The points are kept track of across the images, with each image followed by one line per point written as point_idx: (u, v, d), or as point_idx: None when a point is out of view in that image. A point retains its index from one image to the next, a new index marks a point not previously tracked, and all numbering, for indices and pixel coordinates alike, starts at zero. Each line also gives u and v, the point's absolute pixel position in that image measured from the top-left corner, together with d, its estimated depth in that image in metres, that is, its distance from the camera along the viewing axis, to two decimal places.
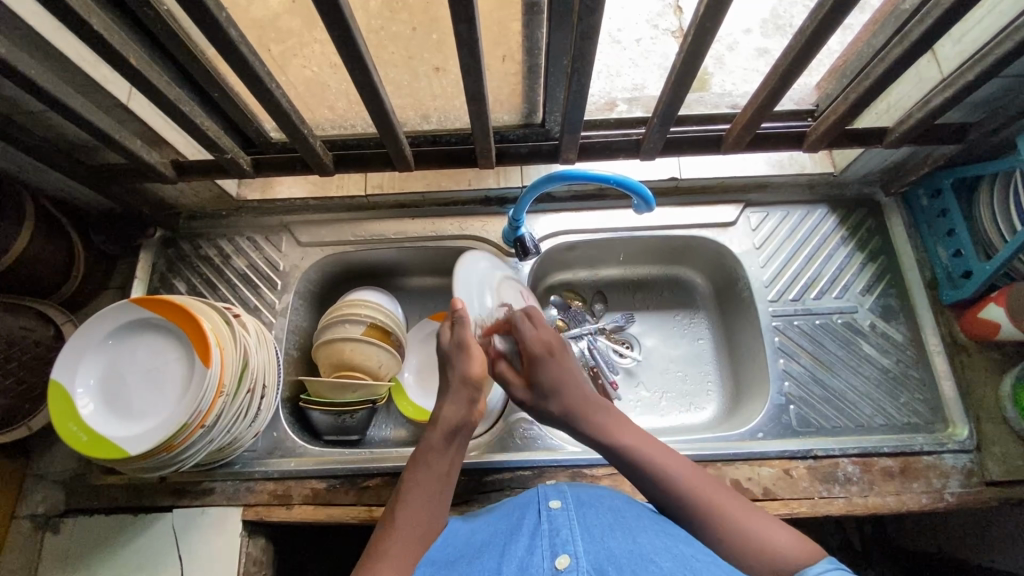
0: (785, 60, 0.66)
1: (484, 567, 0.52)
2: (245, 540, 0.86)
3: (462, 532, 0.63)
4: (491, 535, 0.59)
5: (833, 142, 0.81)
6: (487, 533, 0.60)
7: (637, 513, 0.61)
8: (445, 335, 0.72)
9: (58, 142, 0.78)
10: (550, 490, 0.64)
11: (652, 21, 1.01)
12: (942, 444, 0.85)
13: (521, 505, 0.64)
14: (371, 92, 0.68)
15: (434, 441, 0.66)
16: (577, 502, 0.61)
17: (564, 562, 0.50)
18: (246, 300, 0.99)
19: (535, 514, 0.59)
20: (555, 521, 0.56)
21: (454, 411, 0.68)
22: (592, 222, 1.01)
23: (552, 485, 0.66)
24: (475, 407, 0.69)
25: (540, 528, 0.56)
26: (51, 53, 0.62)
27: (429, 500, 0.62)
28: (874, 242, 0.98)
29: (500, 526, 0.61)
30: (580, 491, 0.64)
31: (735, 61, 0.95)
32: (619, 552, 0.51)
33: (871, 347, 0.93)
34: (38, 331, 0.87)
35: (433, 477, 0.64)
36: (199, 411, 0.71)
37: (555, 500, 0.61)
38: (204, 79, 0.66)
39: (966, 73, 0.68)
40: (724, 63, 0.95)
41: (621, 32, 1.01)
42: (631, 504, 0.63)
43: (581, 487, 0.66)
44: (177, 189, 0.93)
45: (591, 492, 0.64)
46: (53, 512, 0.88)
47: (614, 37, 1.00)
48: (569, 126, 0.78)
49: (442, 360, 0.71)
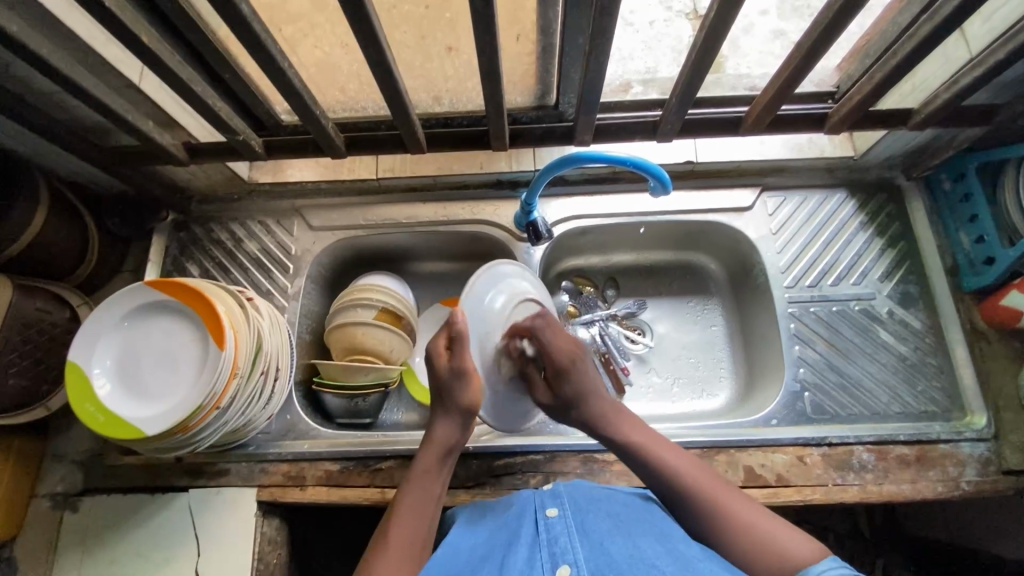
0: (811, 35, 0.63)
1: None
2: (260, 521, 0.87)
3: (463, 543, 0.64)
4: (492, 543, 0.60)
5: (856, 124, 0.79)
6: (486, 544, 0.62)
7: (636, 516, 0.61)
8: (441, 360, 0.71)
9: (71, 123, 0.77)
10: (547, 496, 0.65)
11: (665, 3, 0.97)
12: (959, 433, 0.84)
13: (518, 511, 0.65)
14: (385, 72, 0.66)
15: (428, 460, 0.67)
16: (574, 507, 0.62)
17: (564, 573, 0.51)
18: (258, 284, 0.99)
19: (534, 523, 0.60)
20: (553, 530, 0.58)
21: (446, 431, 0.69)
22: (604, 207, 0.99)
23: (547, 490, 0.67)
24: (467, 427, 0.71)
25: (540, 538, 0.57)
26: (63, 33, 0.61)
27: (425, 521, 0.63)
28: (894, 227, 0.96)
29: (500, 533, 0.62)
30: (577, 495, 0.65)
31: (751, 45, 0.92)
32: (618, 556, 0.52)
33: (888, 334, 0.91)
34: (54, 313, 0.86)
35: (426, 495, 0.65)
36: (214, 392, 0.72)
37: (551, 507, 0.62)
38: (215, 57, 0.65)
39: (998, 51, 0.66)
40: (738, 46, 0.93)
41: (633, 14, 0.98)
42: (629, 506, 0.64)
43: (578, 488, 0.68)
44: (188, 171, 0.93)
45: (588, 494, 0.66)
46: (72, 490, 0.90)
47: (625, 19, 0.98)
48: (586, 105, 0.76)
49: (436, 385, 0.70)
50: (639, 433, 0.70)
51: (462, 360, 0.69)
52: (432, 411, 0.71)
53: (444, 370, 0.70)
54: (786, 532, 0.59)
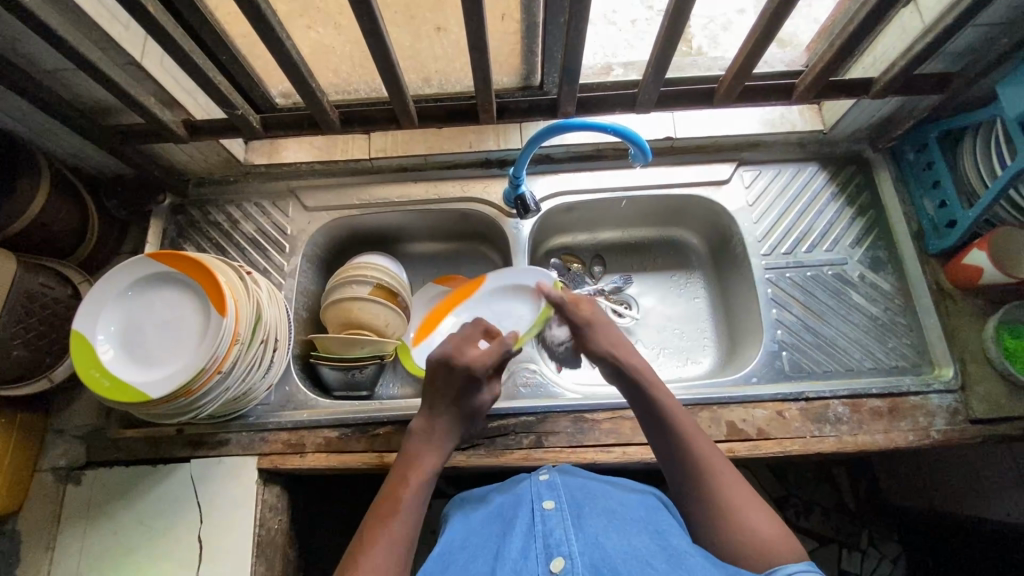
0: (772, 5, 0.68)
1: (479, 570, 0.57)
2: (261, 488, 0.89)
3: (458, 535, 0.67)
4: (486, 536, 0.64)
5: (821, 93, 0.84)
6: (482, 535, 0.65)
7: (631, 512, 0.64)
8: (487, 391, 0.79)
9: (74, 102, 0.81)
10: (545, 489, 0.68)
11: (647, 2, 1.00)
12: (928, 385, 0.88)
13: (514, 502, 0.68)
14: (378, 44, 0.70)
15: (421, 466, 0.70)
16: (570, 502, 0.65)
17: (559, 565, 0.54)
18: (255, 262, 1.02)
19: (530, 514, 0.63)
20: (549, 521, 0.61)
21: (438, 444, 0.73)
22: (589, 183, 1.04)
23: (545, 484, 0.70)
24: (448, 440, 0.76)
25: (534, 528, 0.60)
26: (70, 7, 0.65)
27: (413, 516, 0.64)
28: (863, 197, 1.01)
29: (495, 523, 0.65)
30: (575, 490, 0.68)
31: (730, 41, 0.99)
32: (611, 550, 0.55)
33: (860, 296, 0.96)
34: (57, 290, 0.88)
35: (415, 491, 0.66)
36: (216, 356, 0.75)
37: (548, 500, 0.65)
38: (215, 32, 0.69)
39: (945, 19, 0.71)
40: (718, 42, 0.99)
41: (615, 14, 1.01)
42: (623, 502, 0.66)
43: (575, 482, 0.71)
44: (186, 152, 0.96)
45: (585, 488, 0.69)
46: (74, 464, 0.91)
47: (608, 18, 1.01)
48: (568, 77, 0.80)
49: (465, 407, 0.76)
50: (675, 407, 0.72)
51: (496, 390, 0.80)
52: (424, 425, 0.74)
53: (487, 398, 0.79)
54: (770, 525, 0.62)
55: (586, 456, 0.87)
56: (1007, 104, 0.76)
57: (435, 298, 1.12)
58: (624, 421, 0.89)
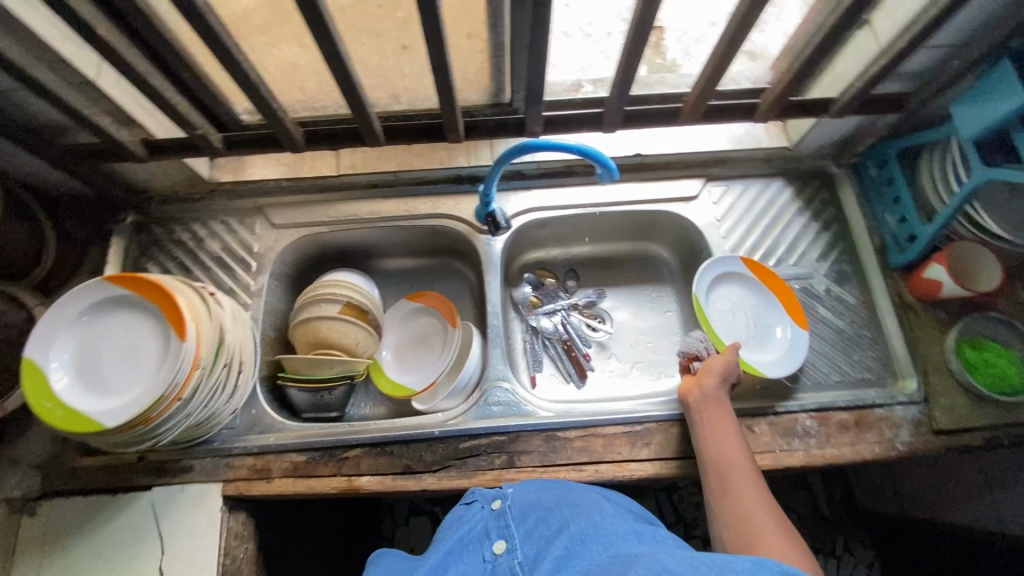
0: (731, 27, 0.70)
1: None
2: (225, 516, 0.86)
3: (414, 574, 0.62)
4: None
5: (782, 112, 0.85)
6: None
7: (581, 518, 0.60)
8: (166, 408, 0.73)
9: (26, 122, 0.78)
10: (493, 524, 0.65)
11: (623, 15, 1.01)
12: (892, 397, 0.90)
13: (465, 542, 0.64)
14: (338, 64, 0.69)
15: None
16: (521, 534, 0.62)
17: None
18: (221, 281, 0.99)
19: (483, 563, 0.60)
20: (502, 571, 0.58)
21: None
22: (560, 199, 1.04)
23: (493, 515, 0.66)
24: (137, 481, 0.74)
25: None
26: (18, 28, 0.63)
27: None
28: (828, 212, 1.03)
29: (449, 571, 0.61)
30: (524, 514, 0.64)
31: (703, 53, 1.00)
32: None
33: (826, 310, 0.98)
34: (9, 314, 0.86)
35: None
36: (175, 384, 0.73)
37: (499, 542, 0.62)
38: (171, 53, 0.67)
39: (897, 42, 0.73)
40: None
41: None
42: (575, 509, 0.62)
43: (526, 502, 0.67)
44: (147, 171, 0.94)
45: (536, 507, 0.65)
46: (30, 495, 0.88)
47: None
48: (533, 97, 0.80)
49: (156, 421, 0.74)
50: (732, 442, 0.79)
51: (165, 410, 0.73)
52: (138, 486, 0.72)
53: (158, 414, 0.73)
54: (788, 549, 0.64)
55: (559, 475, 0.86)
56: (962, 123, 0.77)
57: (409, 314, 1.10)
58: (597, 439, 0.88)
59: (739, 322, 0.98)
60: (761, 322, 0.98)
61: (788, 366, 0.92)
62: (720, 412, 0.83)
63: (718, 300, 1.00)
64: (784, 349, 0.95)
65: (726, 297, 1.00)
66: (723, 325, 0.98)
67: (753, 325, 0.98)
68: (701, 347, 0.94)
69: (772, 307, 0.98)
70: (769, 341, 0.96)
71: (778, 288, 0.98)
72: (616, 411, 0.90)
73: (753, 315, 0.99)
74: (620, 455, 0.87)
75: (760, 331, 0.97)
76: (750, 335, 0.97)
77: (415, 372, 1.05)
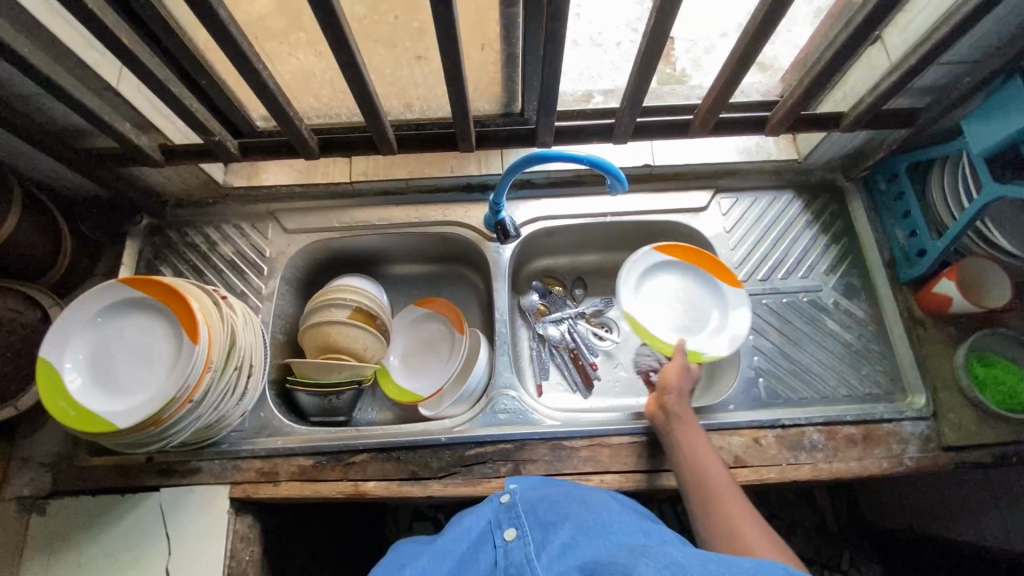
0: (742, 42, 0.70)
1: None
2: (232, 518, 0.87)
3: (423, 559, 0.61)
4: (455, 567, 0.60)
5: (793, 126, 0.86)
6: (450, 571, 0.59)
7: (593, 514, 0.61)
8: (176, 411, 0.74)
9: (48, 125, 0.80)
10: (504, 513, 0.64)
11: (632, 25, 1.05)
12: (901, 412, 0.90)
13: (473, 531, 0.63)
14: (354, 74, 0.71)
15: None
16: (532, 524, 0.61)
17: None
18: (232, 285, 1.01)
19: (494, 549, 0.59)
20: (514, 556, 0.56)
21: None
22: (569, 208, 1.05)
23: (504, 506, 0.66)
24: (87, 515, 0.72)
25: (498, 565, 0.57)
26: (44, 36, 0.65)
27: None
28: (837, 225, 1.03)
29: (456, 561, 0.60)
30: (536, 507, 0.64)
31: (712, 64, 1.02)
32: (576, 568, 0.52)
33: (835, 323, 0.97)
34: (25, 314, 0.88)
35: None
36: (187, 385, 0.74)
37: (510, 529, 0.61)
38: (191, 61, 0.69)
39: (909, 59, 0.73)
40: (701, 65, 1.03)
41: (602, 36, 1.05)
42: (587, 505, 0.63)
43: (536, 497, 0.66)
44: (163, 175, 0.95)
45: (548, 502, 0.64)
46: (40, 493, 0.89)
47: (595, 40, 1.05)
48: (545, 109, 0.81)
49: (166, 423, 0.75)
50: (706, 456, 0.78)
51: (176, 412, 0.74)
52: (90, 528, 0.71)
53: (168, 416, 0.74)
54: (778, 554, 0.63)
55: None
56: (972, 139, 0.78)
57: (416, 320, 1.11)
58: (603, 449, 0.88)
59: (671, 312, 0.99)
60: (693, 306, 0.99)
61: (728, 344, 0.93)
62: (688, 428, 0.82)
63: (648, 305, 1.00)
64: (720, 329, 0.96)
65: (656, 295, 1.01)
66: (660, 326, 0.98)
67: (687, 314, 0.99)
68: (652, 361, 1.05)
69: (703, 293, 1.00)
70: (704, 324, 0.97)
71: (710, 273, 0.99)
72: (623, 421, 0.90)
73: (687, 304, 1.00)
74: (627, 465, 0.87)
75: (695, 315, 0.99)
76: (686, 322, 0.98)
77: (420, 380, 1.06)
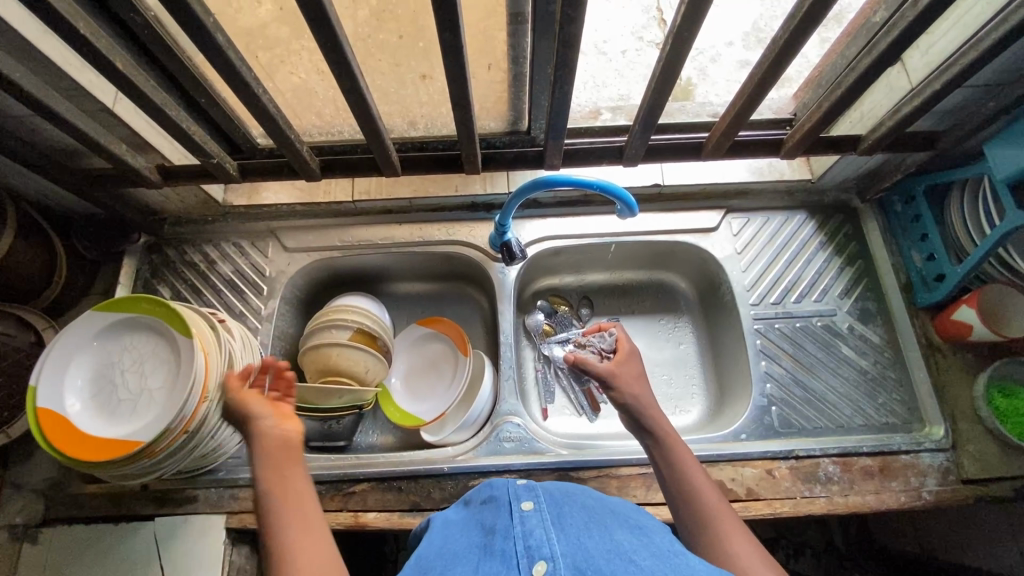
0: (760, 67, 0.68)
1: (464, 566, 0.47)
2: (228, 549, 0.85)
3: (439, 538, 0.55)
4: (467, 534, 0.54)
5: (810, 148, 0.83)
6: (461, 541, 0.53)
7: (612, 512, 0.57)
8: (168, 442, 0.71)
9: (42, 146, 0.78)
10: (522, 489, 0.57)
11: (637, 33, 1.06)
12: (919, 443, 0.87)
13: (486, 509, 0.57)
14: (357, 98, 0.68)
15: None
16: (552, 503, 0.55)
17: (540, 569, 0.45)
18: (231, 305, 0.98)
19: (507, 516, 0.53)
20: (530, 526, 0.50)
21: None
22: (577, 228, 1.02)
23: (523, 484, 0.59)
24: None
25: (510, 527, 0.50)
26: (38, 59, 0.63)
27: None
28: (851, 246, 1.01)
29: (467, 532, 0.53)
30: (553, 490, 0.58)
31: (718, 73, 1.01)
32: (597, 552, 0.47)
33: (849, 349, 0.95)
34: (18, 337, 0.85)
35: None
36: (182, 416, 0.71)
37: (527, 500, 0.55)
38: (190, 84, 0.66)
39: (932, 84, 0.71)
40: (708, 74, 1.01)
41: (606, 44, 1.06)
42: (603, 503, 0.59)
43: (552, 487, 0.60)
44: (161, 194, 0.93)
45: (564, 492, 0.59)
46: (32, 522, 0.86)
47: (600, 48, 1.06)
48: (554, 133, 0.78)
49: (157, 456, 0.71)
50: (681, 450, 0.68)
51: (164, 445, 0.71)
52: None
53: (160, 448, 0.71)
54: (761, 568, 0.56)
55: None
56: (999, 163, 0.75)
57: (417, 341, 1.09)
58: (611, 480, 0.86)
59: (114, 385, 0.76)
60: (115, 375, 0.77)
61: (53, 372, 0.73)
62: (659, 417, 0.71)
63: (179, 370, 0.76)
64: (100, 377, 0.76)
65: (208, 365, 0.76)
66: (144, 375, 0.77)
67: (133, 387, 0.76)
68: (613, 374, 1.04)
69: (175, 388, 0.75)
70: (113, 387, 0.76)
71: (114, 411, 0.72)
72: (634, 451, 0.88)
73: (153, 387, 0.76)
74: (636, 497, 0.84)
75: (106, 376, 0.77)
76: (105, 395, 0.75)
77: (423, 405, 1.03)
